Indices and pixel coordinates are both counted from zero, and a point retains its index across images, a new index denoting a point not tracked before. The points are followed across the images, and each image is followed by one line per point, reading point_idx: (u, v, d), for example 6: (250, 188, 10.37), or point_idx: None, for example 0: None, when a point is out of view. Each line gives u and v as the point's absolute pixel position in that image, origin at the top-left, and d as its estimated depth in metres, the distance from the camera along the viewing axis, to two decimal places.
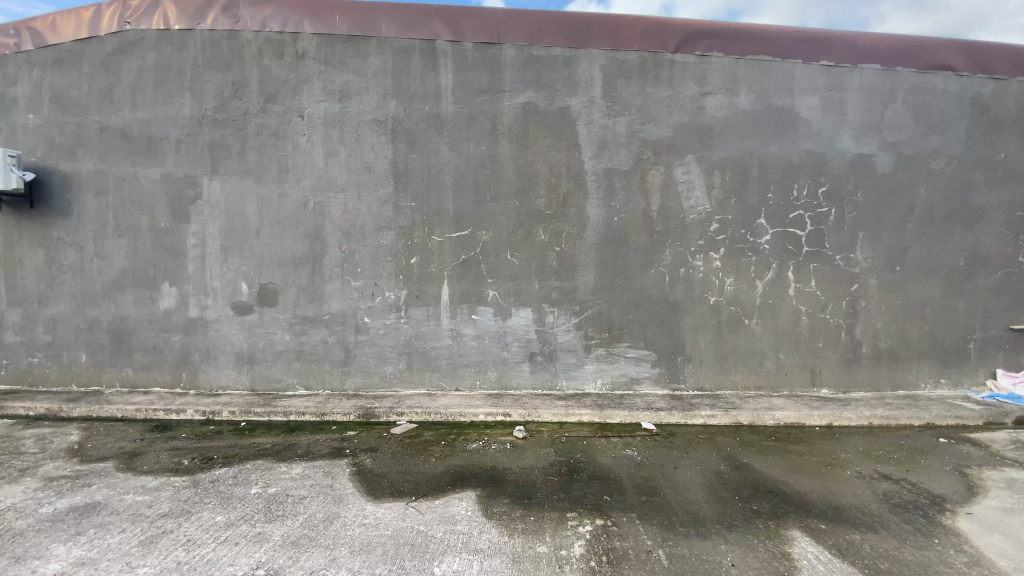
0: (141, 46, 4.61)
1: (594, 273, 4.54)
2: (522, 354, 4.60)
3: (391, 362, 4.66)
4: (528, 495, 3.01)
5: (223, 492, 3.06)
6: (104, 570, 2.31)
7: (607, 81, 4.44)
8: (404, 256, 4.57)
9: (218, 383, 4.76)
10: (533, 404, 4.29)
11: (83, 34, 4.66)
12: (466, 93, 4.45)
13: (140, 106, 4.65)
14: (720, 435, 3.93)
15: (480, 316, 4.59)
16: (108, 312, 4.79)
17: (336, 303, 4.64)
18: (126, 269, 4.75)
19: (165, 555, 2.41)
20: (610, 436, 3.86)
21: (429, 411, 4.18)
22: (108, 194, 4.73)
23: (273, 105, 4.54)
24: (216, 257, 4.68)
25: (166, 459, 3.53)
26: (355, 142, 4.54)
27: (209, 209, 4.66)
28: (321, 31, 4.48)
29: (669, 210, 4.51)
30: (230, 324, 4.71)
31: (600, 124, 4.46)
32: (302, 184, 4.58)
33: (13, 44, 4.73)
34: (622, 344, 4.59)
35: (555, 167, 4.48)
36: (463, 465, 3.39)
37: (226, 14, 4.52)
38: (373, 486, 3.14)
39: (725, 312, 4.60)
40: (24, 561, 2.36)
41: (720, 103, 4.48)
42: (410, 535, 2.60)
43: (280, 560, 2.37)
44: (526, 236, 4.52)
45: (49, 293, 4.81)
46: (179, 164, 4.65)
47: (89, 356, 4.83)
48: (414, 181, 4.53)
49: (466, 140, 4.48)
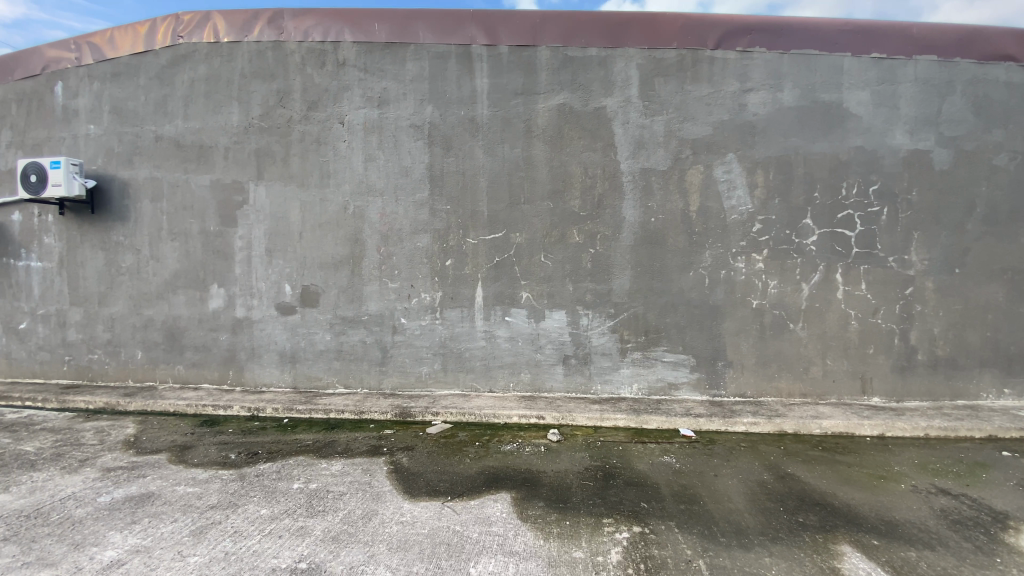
0: (193, 58, 4.85)
1: (630, 275, 4.47)
2: (556, 357, 4.57)
3: (426, 363, 4.71)
4: (563, 499, 2.97)
5: (268, 486, 3.16)
6: (158, 558, 2.42)
7: (644, 80, 4.37)
8: (440, 258, 4.62)
9: (262, 380, 4.93)
10: (567, 407, 4.25)
11: (138, 48, 4.94)
12: (501, 96, 4.47)
13: (192, 116, 4.89)
14: (763, 443, 3.79)
15: (514, 318, 4.59)
16: (162, 311, 5.04)
17: (374, 304, 4.73)
18: (178, 271, 4.99)
19: (213, 545, 2.51)
20: (647, 441, 3.78)
21: (463, 412, 4.21)
22: (162, 200, 4.98)
23: (315, 112, 4.69)
24: (261, 259, 4.86)
25: (214, 453, 3.68)
26: (393, 147, 4.63)
27: (255, 214, 4.84)
28: (360, 39, 4.60)
29: (709, 210, 4.40)
30: (274, 324, 4.88)
31: (637, 124, 4.39)
32: (342, 188, 4.71)
33: (75, 58, 5.07)
34: (659, 348, 4.50)
35: (590, 168, 4.44)
36: (497, 467, 3.40)
37: (272, 26, 4.71)
38: (409, 485, 3.18)
39: (768, 316, 4.44)
40: (83, 547, 2.50)
41: (763, 100, 4.34)
42: (446, 534, 2.61)
43: (321, 555, 2.43)
44: (560, 237, 4.49)
45: (108, 293, 5.11)
46: (227, 171, 4.86)
47: (144, 354, 5.09)
48: (450, 184, 4.58)
49: (501, 143, 4.50)
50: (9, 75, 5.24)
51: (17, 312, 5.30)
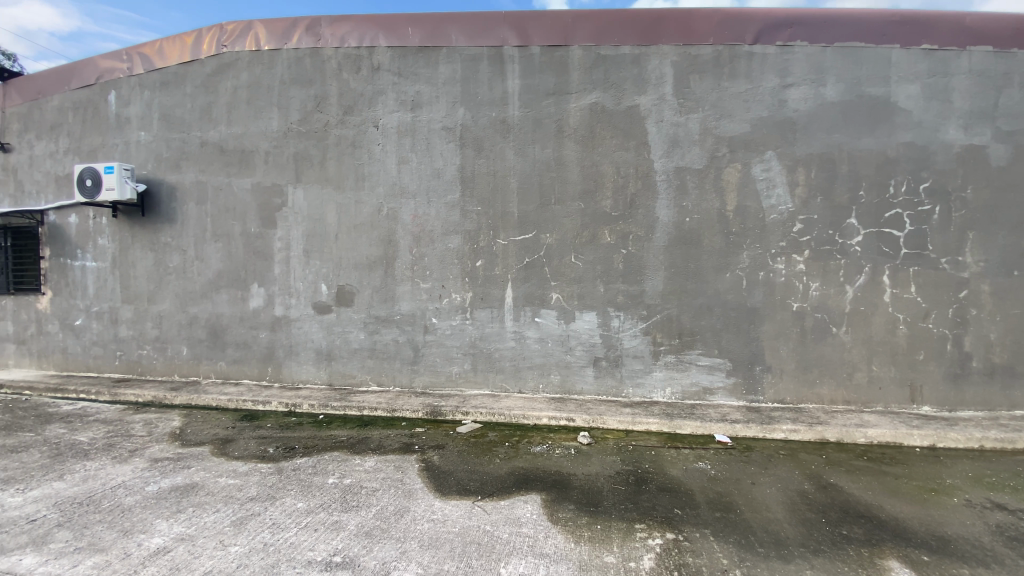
0: (236, 66, 5.05)
1: (663, 277, 4.38)
2: (586, 359, 4.52)
3: (457, 362, 4.74)
4: (594, 503, 2.93)
5: (304, 479, 3.24)
6: (201, 546, 2.51)
7: (679, 77, 4.29)
8: (470, 258, 4.65)
9: (299, 377, 5.07)
10: (598, 409, 4.19)
11: (185, 57, 5.17)
12: (532, 97, 4.47)
13: (234, 122, 5.08)
14: (804, 451, 3.64)
15: (544, 319, 4.57)
16: (205, 309, 5.25)
17: (406, 304, 4.80)
18: (221, 271, 5.19)
19: (253, 536, 2.58)
20: (680, 447, 3.69)
21: (493, 412, 4.22)
22: (206, 203, 5.20)
23: (351, 116, 4.80)
24: (299, 260, 5.00)
25: (254, 446, 3.80)
26: (425, 149, 4.69)
27: (293, 216, 4.99)
28: (394, 44, 4.69)
29: (747, 209, 4.27)
30: (311, 322, 5.01)
31: (672, 122, 4.31)
32: (376, 191, 4.80)
33: (126, 68, 5.35)
34: (693, 351, 4.39)
35: (622, 168, 4.38)
36: (527, 468, 3.39)
37: (310, 33, 4.86)
38: (440, 483, 3.20)
39: (810, 320, 4.27)
40: (132, 534, 2.62)
41: (804, 95, 4.19)
42: (476, 534, 2.61)
43: (355, 549, 2.47)
44: (591, 238, 4.45)
45: (156, 292, 5.36)
46: (267, 174, 5.03)
47: (189, 350, 5.31)
48: (481, 185, 4.60)
49: (532, 144, 4.50)
50: (67, 85, 5.58)
51: (74, 309, 5.62)
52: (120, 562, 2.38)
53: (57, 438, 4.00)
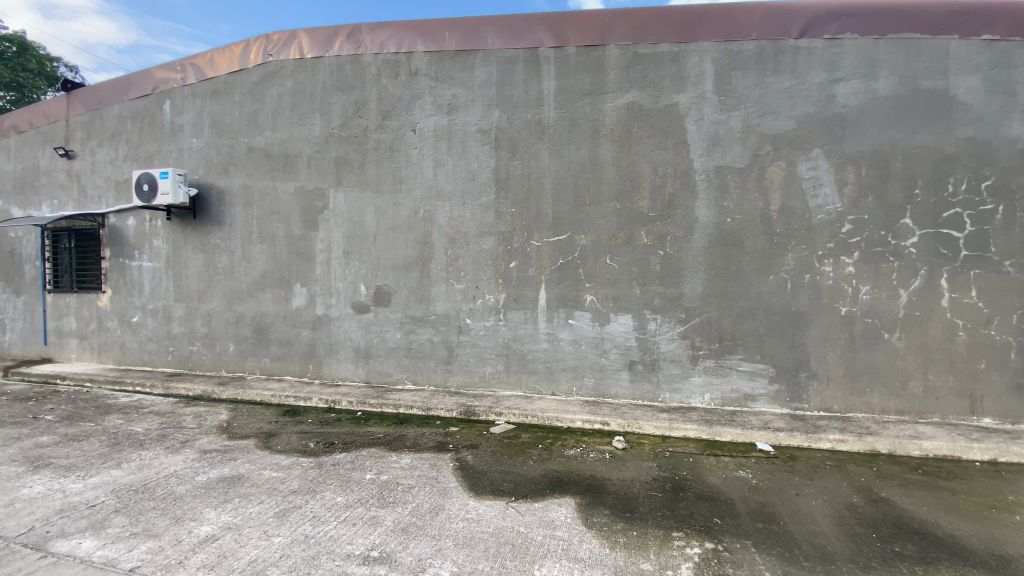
0: (281, 74, 5.24)
1: (702, 279, 4.28)
2: (621, 362, 4.45)
3: (490, 363, 4.76)
4: (630, 508, 2.88)
5: (343, 474, 3.33)
6: (247, 535, 2.60)
7: (720, 74, 4.18)
8: (505, 259, 4.66)
9: (338, 375, 5.20)
10: (633, 414, 4.12)
11: (234, 67, 5.41)
12: (569, 97, 4.45)
13: (279, 127, 5.28)
14: (852, 463, 3.47)
15: (578, 321, 4.53)
16: (251, 308, 5.46)
17: (441, 304, 4.86)
18: (265, 271, 5.39)
19: (295, 528, 2.66)
20: (720, 455, 3.58)
21: (526, 414, 4.21)
22: (253, 206, 5.41)
23: (389, 120, 4.91)
24: (339, 261, 5.14)
25: (296, 441, 3.92)
26: (461, 152, 4.74)
27: (334, 218, 5.14)
28: (431, 49, 4.77)
29: (792, 209, 4.12)
30: (350, 322, 5.14)
31: (712, 120, 4.21)
32: (414, 193, 4.89)
33: (180, 78, 5.65)
34: (734, 356, 4.26)
35: (660, 167, 4.30)
36: (561, 471, 3.36)
37: (351, 41, 5.00)
38: (474, 483, 3.21)
39: (859, 325, 4.08)
40: (184, 521, 2.75)
41: (854, 90, 4.01)
42: (511, 535, 2.61)
43: (392, 545, 2.51)
44: (627, 239, 4.39)
45: (206, 291, 5.61)
46: (310, 178, 5.19)
47: (235, 347, 5.54)
48: (515, 187, 4.61)
49: (567, 145, 4.47)
50: (126, 95, 5.93)
51: (131, 307, 5.96)
52: (172, 547, 2.50)
53: (116, 428, 4.24)
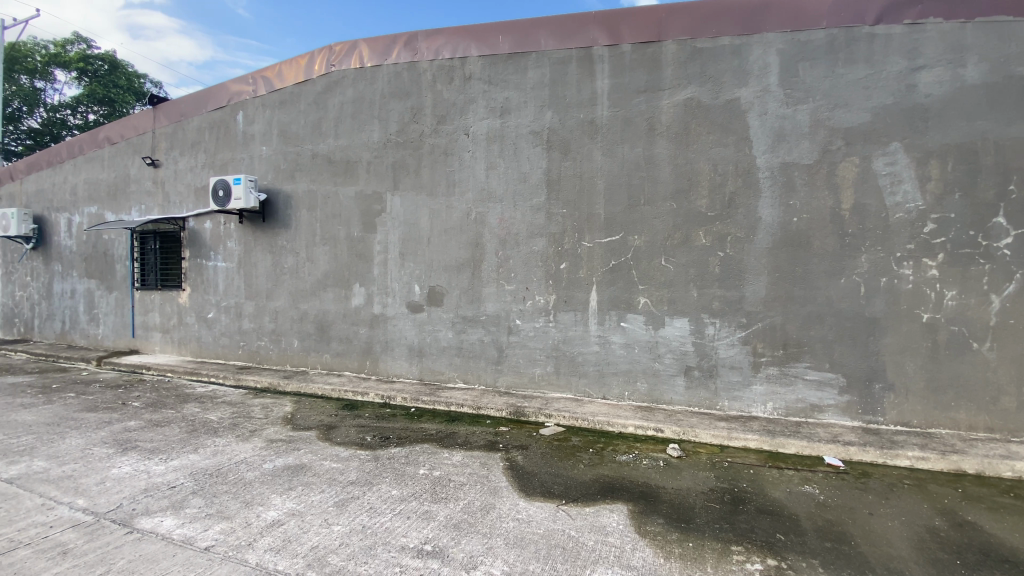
0: (343, 83, 5.48)
1: (765, 281, 4.07)
2: (676, 367, 4.32)
3: (540, 364, 4.75)
4: (685, 519, 2.78)
5: (398, 468, 3.43)
6: (310, 522, 2.74)
7: (786, 66, 3.98)
8: (555, 260, 4.64)
9: (393, 372, 5.37)
10: (689, 421, 3.98)
11: (300, 78, 5.72)
12: (623, 96, 4.38)
13: (341, 134, 5.53)
14: (934, 483, 3.19)
15: (631, 324, 4.44)
16: (314, 306, 5.74)
17: (491, 305, 4.91)
18: (327, 272, 5.65)
19: (353, 518, 2.77)
20: (784, 467, 3.40)
21: (577, 417, 4.16)
22: (316, 209, 5.69)
23: (444, 125, 5.02)
24: (395, 262, 5.31)
25: (354, 434, 4.08)
26: (513, 154, 4.77)
27: (391, 221, 5.31)
28: (485, 53, 4.84)
29: (866, 208, 3.85)
30: (404, 320, 5.29)
31: (777, 115, 4.01)
32: (466, 195, 4.97)
33: (252, 90, 6.04)
34: (800, 364, 4.02)
35: (720, 165, 4.15)
36: (613, 476, 3.30)
37: (408, 49, 5.17)
38: (524, 483, 3.22)
39: (943, 333, 3.75)
40: (253, 506, 2.92)
41: (938, 79, 3.70)
42: (562, 538, 2.59)
43: (444, 540, 2.56)
44: (684, 240, 4.26)
45: (273, 289, 5.96)
46: (369, 182, 5.40)
47: (299, 343, 5.84)
48: (567, 188, 4.59)
49: (621, 144, 4.40)
50: (204, 108, 6.41)
51: (206, 304, 6.42)
52: (243, 529, 2.66)
53: (193, 416, 4.58)
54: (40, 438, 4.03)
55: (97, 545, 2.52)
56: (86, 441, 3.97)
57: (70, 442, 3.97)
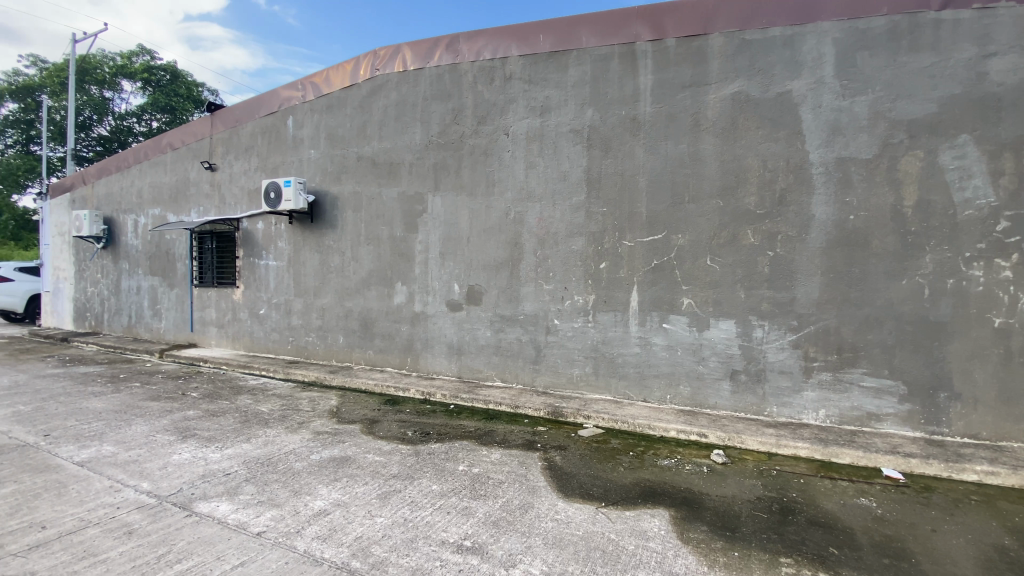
0: (386, 86, 5.62)
1: (818, 282, 3.89)
2: (721, 371, 4.19)
3: (578, 364, 4.72)
4: (730, 527, 2.70)
5: (438, 464, 3.49)
6: (354, 513, 2.82)
7: (843, 56, 3.78)
8: (595, 259, 4.60)
9: (433, 369, 5.46)
10: (735, 427, 3.85)
11: (345, 83, 5.91)
12: (667, 91, 4.28)
13: (385, 137, 5.67)
14: (1005, 500, 2.96)
15: (673, 325, 4.34)
16: (358, 304, 5.92)
17: (529, 304, 4.91)
18: (371, 271, 5.81)
19: (395, 510, 2.84)
20: (837, 478, 3.23)
21: (616, 419, 4.10)
22: (361, 210, 5.86)
23: (485, 125, 5.06)
24: (436, 261, 5.40)
25: (396, 428, 4.18)
26: (553, 153, 4.75)
27: (432, 221, 5.40)
28: (525, 52, 4.84)
29: (931, 205, 3.61)
30: (444, 319, 5.37)
31: (832, 107, 3.82)
32: (506, 195, 4.99)
33: (301, 96, 6.28)
34: (855, 370, 3.81)
35: (770, 161, 3.99)
36: (654, 480, 3.24)
37: (450, 51, 5.24)
38: (563, 483, 3.21)
39: (1018, 339, 3.46)
40: (301, 495, 3.04)
41: (1013, 65, 3.42)
42: (601, 540, 2.56)
43: (483, 536, 2.58)
44: (731, 238, 4.12)
45: (320, 287, 6.18)
46: (411, 183, 5.51)
47: (344, 339, 6.03)
48: (608, 187, 4.53)
49: (664, 140, 4.31)
50: (257, 113, 6.71)
51: (258, 301, 6.74)
52: (292, 517, 2.78)
53: (246, 407, 4.82)
54: (109, 424, 4.34)
55: (159, 526, 2.68)
56: (150, 428, 4.25)
57: (136, 428, 4.25)
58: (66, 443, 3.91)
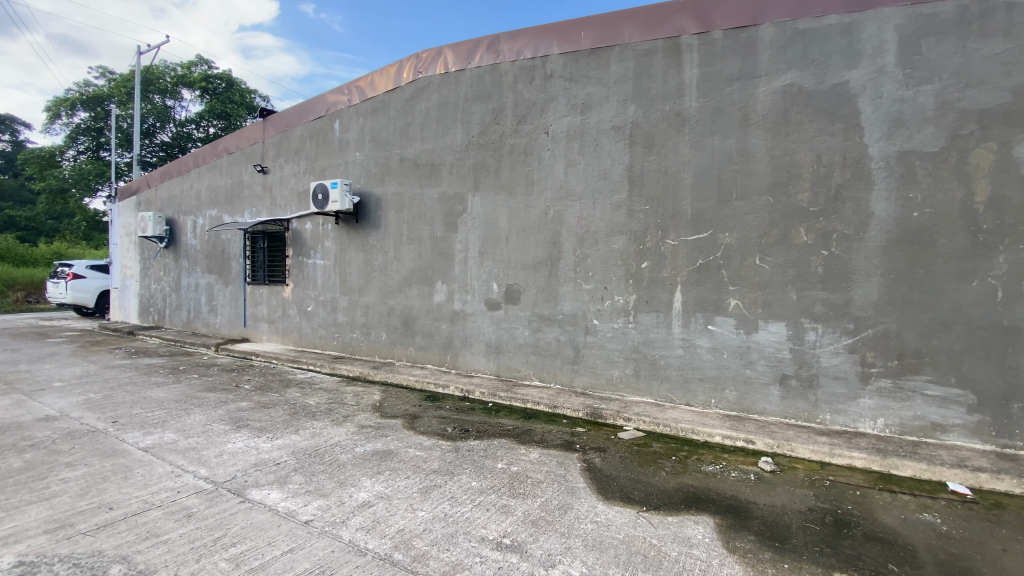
0: (428, 89, 5.72)
1: (878, 283, 3.67)
2: (770, 376, 4.02)
3: (618, 366, 4.64)
4: (780, 538, 2.58)
5: (477, 461, 3.52)
6: (396, 506, 2.89)
7: (906, 43, 3.55)
8: (636, 259, 4.52)
9: (471, 366, 5.52)
10: (784, 434, 3.69)
11: (389, 86, 6.05)
12: (713, 85, 4.16)
13: (426, 138, 5.77)
14: None
15: (719, 327, 4.20)
16: (400, 302, 6.05)
17: (569, 304, 4.88)
18: (412, 269, 5.93)
19: (436, 505, 2.88)
20: (897, 491, 3.04)
21: (657, 422, 4.01)
22: (403, 210, 5.99)
23: (525, 125, 5.07)
24: (475, 260, 5.45)
25: (436, 424, 4.25)
26: (594, 151, 4.70)
27: (472, 220, 5.46)
28: (567, 50, 4.81)
29: (1006, 201, 3.33)
30: (483, 318, 5.41)
31: (894, 98, 3.59)
32: (545, 194, 4.98)
33: (347, 100, 6.49)
34: (918, 377, 3.58)
35: (825, 156, 3.79)
36: (697, 486, 3.15)
37: (491, 51, 5.27)
38: (603, 486, 3.17)
39: None
40: (347, 486, 3.14)
41: None
42: (642, 545, 2.51)
43: (523, 535, 2.58)
44: (782, 237, 3.95)
45: (365, 285, 6.36)
46: (452, 184, 5.59)
47: (386, 336, 6.19)
48: (650, 184, 4.44)
49: (711, 136, 4.18)
50: (306, 118, 6.98)
51: (306, 298, 7.00)
52: (338, 507, 2.87)
53: (294, 400, 5.01)
54: (171, 413, 4.62)
55: (215, 511, 2.84)
56: (207, 418, 4.49)
57: (194, 417, 4.51)
58: (132, 429, 4.19)
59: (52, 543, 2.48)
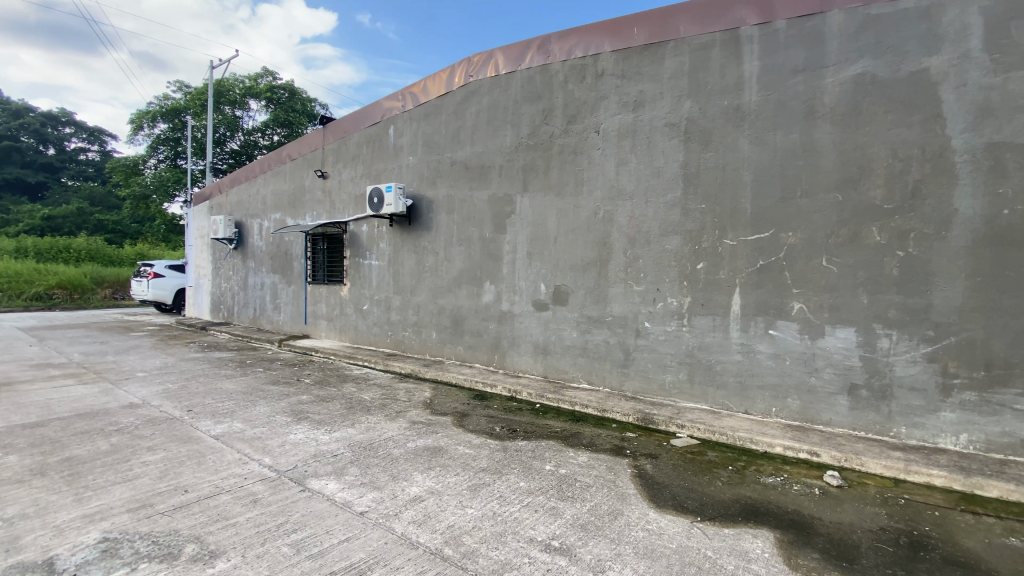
0: (479, 92, 5.79)
1: (962, 286, 3.36)
2: (837, 385, 3.78)
3: (670, 370, 4.52)
4: (849, 558, 2.42)
5: (526, 461, 3.53)
6: (446, 501, 2.95)
7: (996, 24, 3.23)
8: (690, 260, 4.38)
9: (519, 367, 5.54)
10: (853, 447, 3.46)
11: (441, 90, 6.19)
12: (775, 78, 3.96)
13: (477, 140, 5.85)
14: None
15: (781, 332, 4.00)
16: (450, 302, 6.17)
17: (619, 306, 4.79)
18: (462, 270, 6.03)
19: (485, 503, 2.92)
20: (984, 514, 2.77)
21: (713, 429, 3.87)
22: (454, 212, 6.11)
23: (575, 124, 5.03)
24: (524, 261, 5.46)
25: (485, 423, 4.30)
26: (647, 149, 4.59)
27: (521, 221, 5.48)
28: (619, 47, 4.74)
29: None
30: (531, 318, 5.41)
31: (983, 84, 3.27)
32: (595, 194, 4.92)
33: (400, 105, 6.69)
34: (1009, 391, 3.24)
35: (901, 149, 3.52)
36: (756, 498, 3.01)
37: (541, 52, 5.28)
38: (654, 493, 3.09)
39: None
40: (399, 480, 3.24)
41: None
42: (696, 556, 2.43)
43: (571, 538, 2.57)
44: (852, 236, 3.71)
45: (417, 285, 6.53)
46: (501, 185, 5.63)
47: (437, 335, 6.33)
48: (706, 183, 4.29)
49: (772, 131, 3.99)
50: (362, 123, 7.26)
51: (362, 297, 7.28)
52: (390, 500, 2.97)
53: (350, 395, 5.22)
54: (239, 404, 4.94)
55: (279, 498, 3.00)
56: (271, 409, 4.76)
57: (259, 409, 4.80)
58: (205, 418, 4.51)
59: (135, 521, 2.72)
